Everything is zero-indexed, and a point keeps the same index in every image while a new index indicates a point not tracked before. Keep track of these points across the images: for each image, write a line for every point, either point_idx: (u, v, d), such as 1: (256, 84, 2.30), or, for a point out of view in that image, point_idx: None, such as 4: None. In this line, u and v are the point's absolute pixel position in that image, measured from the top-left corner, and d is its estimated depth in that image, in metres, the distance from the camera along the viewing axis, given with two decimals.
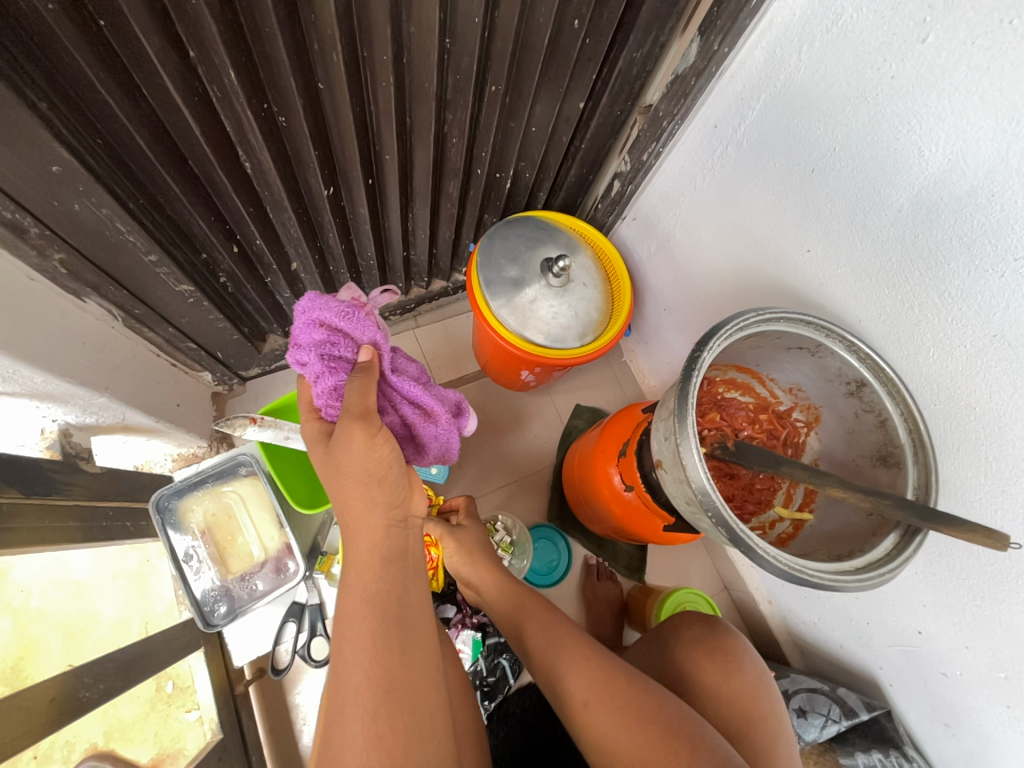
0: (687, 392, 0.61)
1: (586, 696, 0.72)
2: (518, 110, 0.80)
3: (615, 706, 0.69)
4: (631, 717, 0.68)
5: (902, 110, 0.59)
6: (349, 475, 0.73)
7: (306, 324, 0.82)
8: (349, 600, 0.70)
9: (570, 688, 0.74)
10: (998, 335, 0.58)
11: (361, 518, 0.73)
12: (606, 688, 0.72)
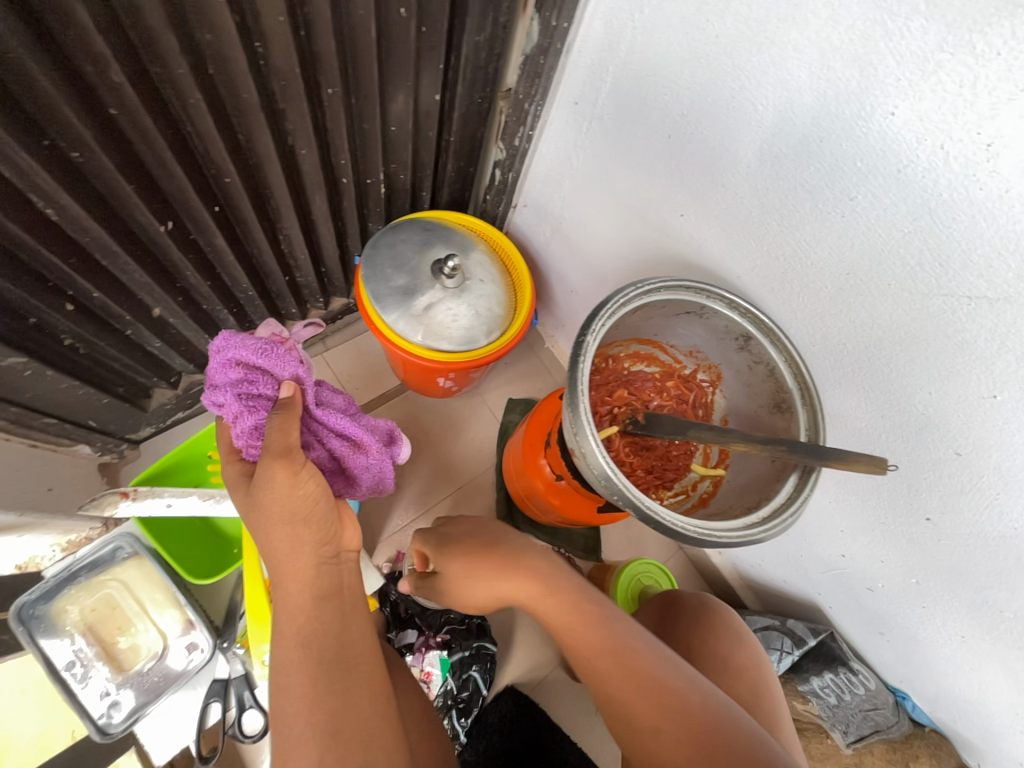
0: (578, 379, 0.60)
1: (621, 691, 0.61)
2: (369, 112, 0.76)
3: (655, 701, 0.59)
4: (672, 718, 0.58)
5: (733, 69, 0.60)
6: (272, 518, 0.67)
7: (222, 364, 0.76)
8: (282, 646, 0.66)
9: (608, 680, 0.62)
10: (850, 272, 0.61)
11: (289, 561, 0.68)
12: (647, 680, 0.61)
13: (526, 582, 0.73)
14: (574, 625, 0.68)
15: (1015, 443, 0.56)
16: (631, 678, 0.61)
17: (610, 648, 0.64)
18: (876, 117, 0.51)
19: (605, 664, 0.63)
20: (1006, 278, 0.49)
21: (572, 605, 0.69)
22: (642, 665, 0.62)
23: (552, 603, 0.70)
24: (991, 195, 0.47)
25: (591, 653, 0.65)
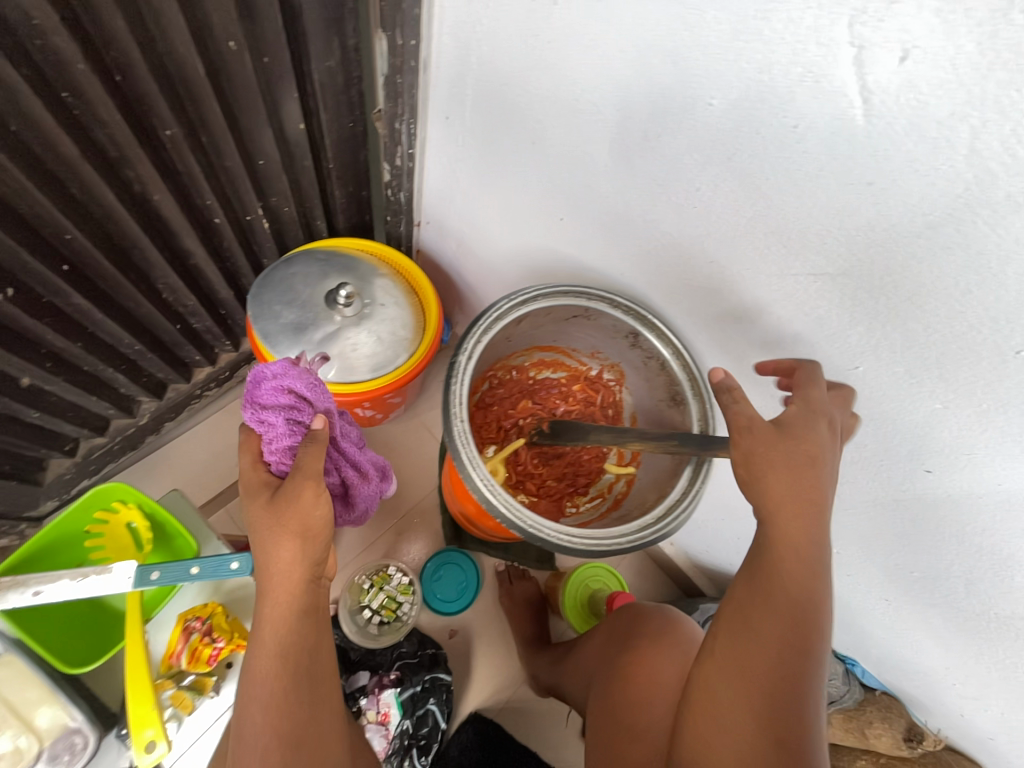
0: (451, 402, 0.59)
1: (772, 641, 0.53)
2: (226, 149, 0.73)
3: (783, 663, 0.52)
4: (773, 698, 0.52)
5: (571, 72, 0.60)
6: (280, 533, 0.62)
7: (274, 385, 0.69)
8: (257, 654, 0.62)
9: (772, 611, 0.53)
10: (714, 260, 0.61)
11: (282, 578, 0.62)
12: (813, 620, 0.53)
13: (781, 470, 0.54)
14: (785, 546, 0.54)
15: (886, 408, 0.57)
16: (799, 613, 0.53)
17: (806, 575, 0.54)
18: (699, 109, 0.51)
19: (800, 591, 0.54)
20: (839, 253, 0.50)
21: (806, 463, 0.54)
22: (816, 596, 0.54)
23: (775, 492, 0.54)
24: (810, 175, 0.47)
25: (807, 590, 0.54)
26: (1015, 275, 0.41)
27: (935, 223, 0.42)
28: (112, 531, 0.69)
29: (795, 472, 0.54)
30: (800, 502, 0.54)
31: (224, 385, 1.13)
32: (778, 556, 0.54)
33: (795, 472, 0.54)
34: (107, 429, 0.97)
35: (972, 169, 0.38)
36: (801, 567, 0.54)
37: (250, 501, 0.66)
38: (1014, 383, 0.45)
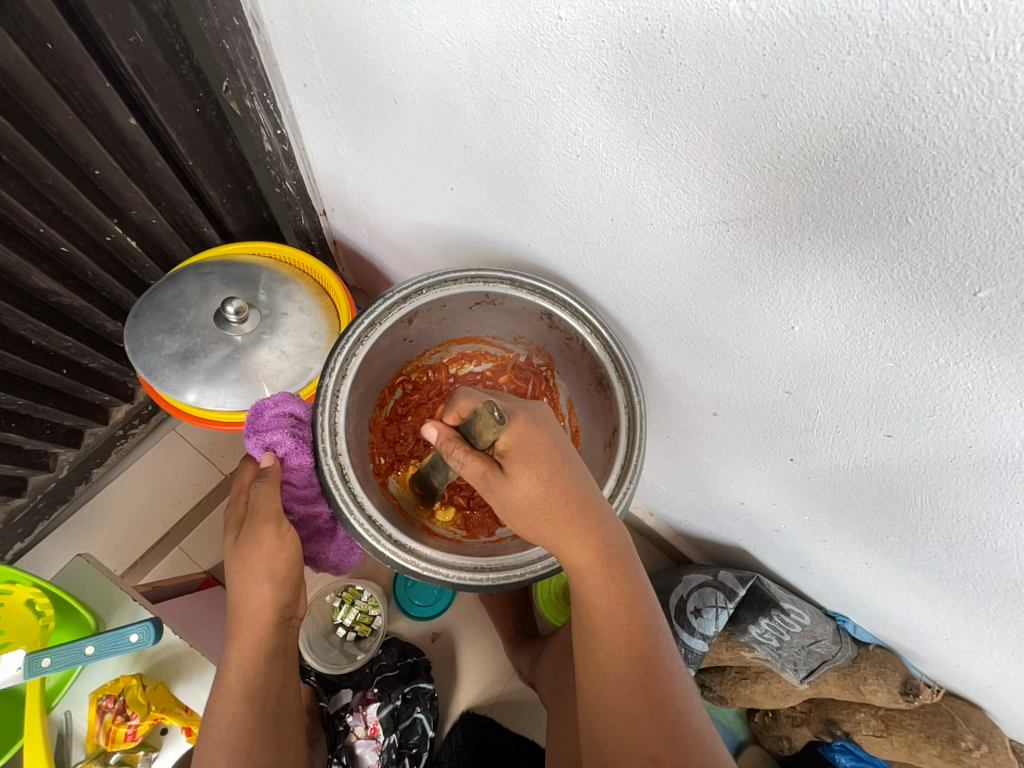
0: (320, 435, 0.56)
1: (611, 664, 0.48)
2: (40, 163, 0.62)
3: (632, 684, 0.47)
4: (644, 719, 0.46)
5: (402, 4, 0.46)
6: (254, 567, 0.55)
7: (276, 413, 0.63)
8: (222, 698, 0.55)
9: (600, 629, 0.49)
10: (614, 217, 0.50)
11: (250, 617, 0.56)
12: (642, 625, 0.49)
13: (540, 497, 0.48)
14: (579, 567, 0.49)
15: (831, 370, 0.47)
16: (626, 628, 0.48)
17: (611, 582, 0.49)
18: (548, 26, 0.39)
19: (615, 599, 0.49)
20: (746, 192, 0.39)
21: (563, 495, 0.49)
22: (634, 592, 0.49)
23: (541, 523, 0.49)
24: (690, 96, 0.36)
25: (619, 601, 0.49)
26: (959, 194, 0.30)
27: (851, 138, 0.32)
28: (10, 612, 0.63)
29: (555, 502, 0.49)
30: (571, 521, 0.49)
31: (151, 420, 1.04)
32: (580, 581, 0.50)
33: (554, 503, 0.49)
34: (25, 488, 0.91)
35: (887, 54, 0.28)
36: (603, 578, 0.49)
37: (227, 532, 0.58)
38: (973, 333, 0.36)
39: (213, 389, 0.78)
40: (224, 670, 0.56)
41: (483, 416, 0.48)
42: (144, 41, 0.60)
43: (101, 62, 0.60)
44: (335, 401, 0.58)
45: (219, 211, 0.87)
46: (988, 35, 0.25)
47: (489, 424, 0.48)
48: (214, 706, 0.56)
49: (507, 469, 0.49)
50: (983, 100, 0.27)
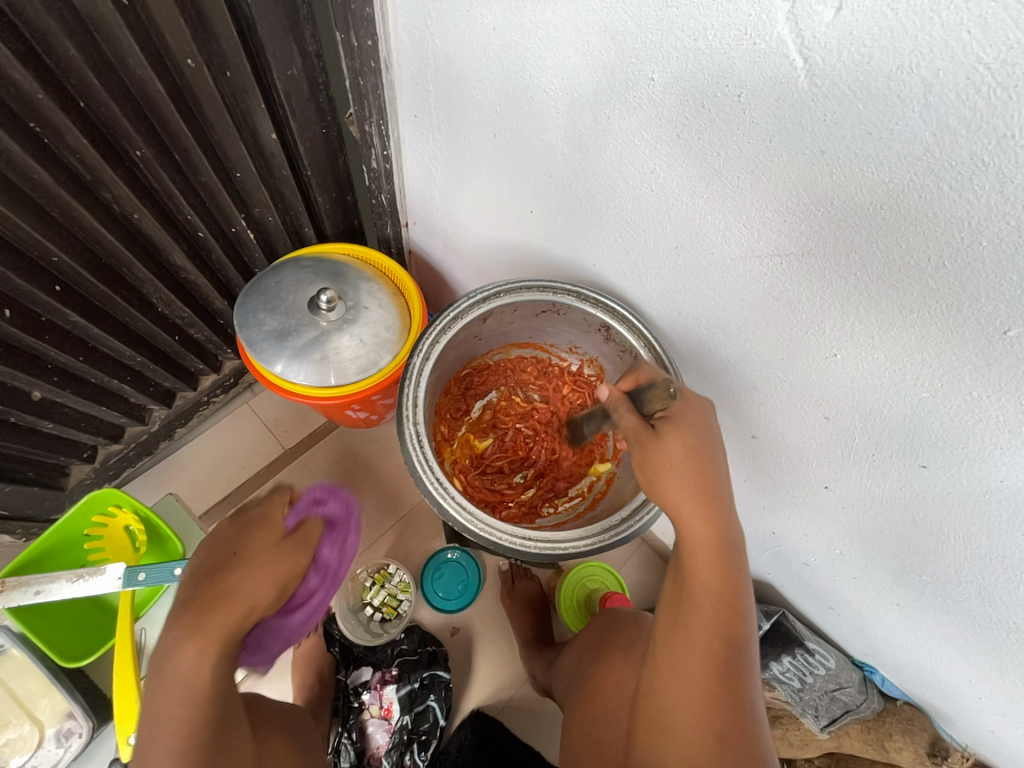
0: (404, 404, 0.66)
1: (701, 638, 0.52)
2: (200, 164, 0.75)
3: (716, 663, 0.51)
4: (717, 692, 0.50)
5: (518, 59, 0.56)
6: (271, 571, 0.59)
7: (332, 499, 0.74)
8: (169, 696, 0.49)
9: (699, 608, 0.52)
10: (679, 245, 0.57)
11: (226, 603, 0.53)
12: (737, 615, 0.52)
13: (684, 462, 0.53)
14: (697, 542, 0.53)
15: (869, 399, 0.51)
16: (725, 613, 0.52)
17: (721, 570, 0.52)
18: (642, 84, 0.47)
19: (715, 586, 0.53)
20: (801, 231, 0.45)
21: (705, 469, 0.53)
22: (733, 585, 0.53)
23: (678, 487, 0.53)
24: (759, 148, 0.43)
25: (725, 585, 0.52)
26: (991, 243, 0.36)
27: (896, 192, 0.38)
28: (112, 533, 0.74)
29: (694, 471, 0.53)
30: (705, 501, 0.53)
31: (230, 392, 1.17)
32: (691, 556, 0.53)
33: (698, 474, 0.53)
34: (122, 436, 1.03)
35: (930, 126, 0.34)
36: (713, 561, 0.53)
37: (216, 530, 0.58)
38: (1003, 368, 0.40)
39: (301, 366, 0.88)
40: (178, 650, 0.50)
41: (659, 388, 0.54)
42: (298, 73, 0.72)
43: (261, 87, 0.73)
44: (418, 378, 0.68)
45: (320, 215, 0.99)
46: (1013, 118, 0.31)
47: (660, 396, 0.54)
48: (153, 710, 0.49)
49: (660, 430, 0.54)
50: (1011, 167, 0.32)
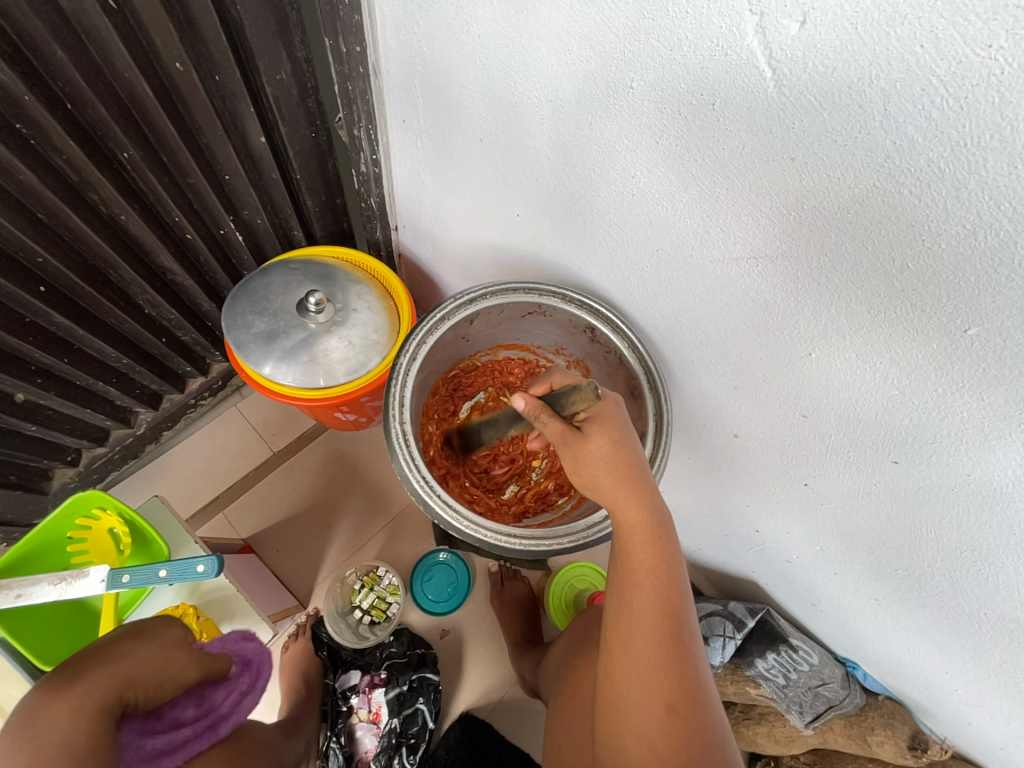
0: (391, 403, 0.67)
1: (645, 613, 0.52)
2: (189, 166, 0.75)
3: (661, 636, 0.52)
4: (665, 664, 0.51)
5: (503, 66, 0.58)
6: (163, 660, 0.60)
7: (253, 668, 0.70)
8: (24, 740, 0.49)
9: (640, 584, 0.53)
10: (660, 249, 0.58)
11: (105, 669, 0.55)
12: (675, 587, 0.53)
13: (606, 455, 0.56)
14: (631, 522, 0.55)
15: (843, 396, 0.53)
16: (663, 586, 0.53)
17: (656, 545, 0.54)
18: (621, 92, 0.49)
19: (653, 562, 0.54)
20: (775, 234, 0.47)
21: (626, 464, 0.56)
22: (671, 559, 0.54)
23: (606, 476, 0.56)
24: (733, 154, 0.45)
25: (661, 561, 0.54)
26: (949, 245, 0.37)
27: (861, 196, 0.40)
28: (96, 535, 0.73)
29: (619, 461, 0.56)
30: (632, 487, 0.55)
31: (218, 395, 1.17)
32: (628, 537, 0.55)
33: (620, 469, 0.56)
34: (107, 439, 1.02)
35: (889, 135, 0.36)
36: (650, 539, 0.54)
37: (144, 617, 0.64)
38: (966, 365, 0.42)
39: (290, 368, 0.89)
40: (44, 710, 0.51)
41: (584, 390, 0.59)
42: (286, 78, 0.73)
43: (249, 91, 0.74)
44: (405, 378, 0.68)
45: (310, 218, 0.99)
46: (965, 127, 0.33)
47: (586, 397, 0.58)
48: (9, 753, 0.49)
49: (586, 430, 0.57)
50: (965, 173, 0.34)
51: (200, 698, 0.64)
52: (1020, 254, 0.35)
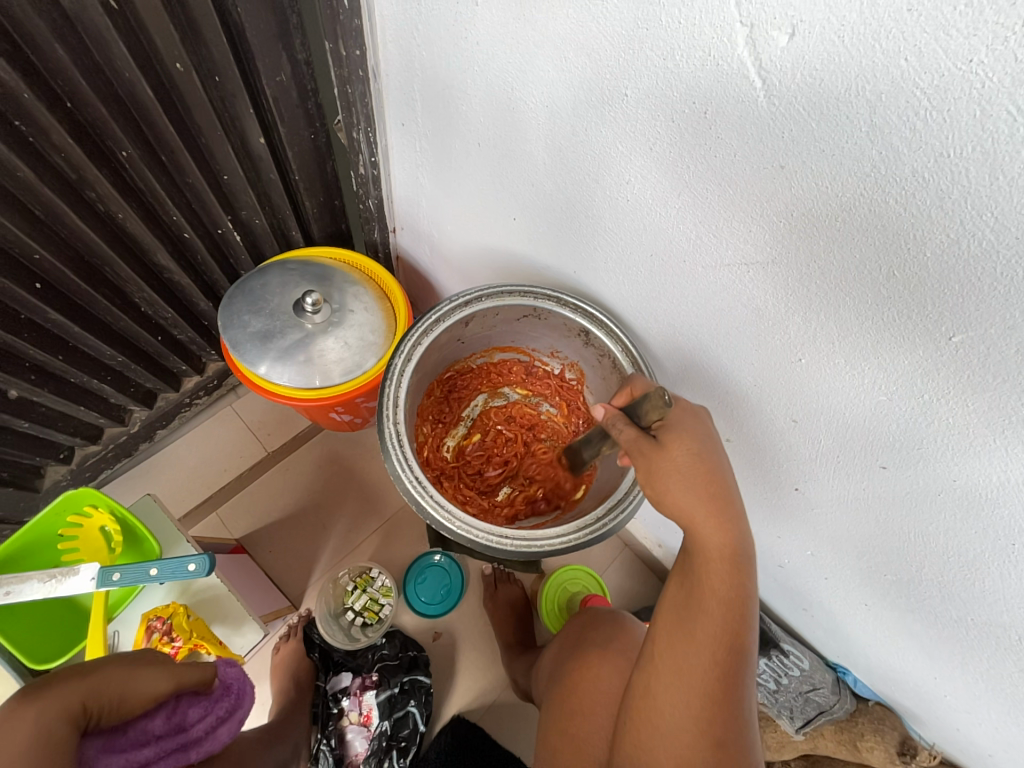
0: (385, 404, 0.67)
1: (707, 645, 0.51)
2: (187, 166, 0.76)
3: (720, 668, 0.51)
4: (715, 693, 0.51)
5: (501, 72, 0.59)
6: (132, 676, 0.54)
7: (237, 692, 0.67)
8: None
9: (708, 615, 0.52)
10: (653, 254, 0.59)
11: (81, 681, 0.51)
12: (744, 623, 0.52)
13: (693, 469, 0.54)
14: (711, 549, 0.53)
15: (832, 402, 0.53)
16: (733, 621, 0.52)
17: (734, 579, 0.52)
18: (616, 100, 0.50)
19: (725, 594, 0.52)
20: (766, 240, 0.47)
21: (711, 480, 0.54)
22: (745, 594, 0.52)
23: (694, 492, 0.53)
24: (725, 161, 0.46)
25: (735, 594, 0.52)
26: (933, 254, 0.38)
27: (849, 204, 0.40)
28: (86, 534, 0.73)
29: (704, 474, 0.54)
30: (723, 512, 0.53)
31: (213, 394, 1.17)
32: (704, 564, 0.53)
33: (704, 482, 0.54)
34: (100, 437, 1.02)
35: (876, 145, 0.36)
36: (728, 570, 0.52)
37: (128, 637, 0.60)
38: (952, 372, 0.43)
39: (285, 367, 0.89)
40: (13, 718, 0.46)
41: (654, 397, 0.56)
42: (286, 80, 0.74)
43: (249, 92, 0.74)
44: (400, 378, 0.69)
45: (308, 219, 1.00)
46: (948, 138, 0.33)
47: (656, 405, 0.56)
48: None
49: (661, 438, 0.56)
50: (948, 184, 0.35)
51: (172, 712, 0.59)
52: (1002, 264, 0.35)
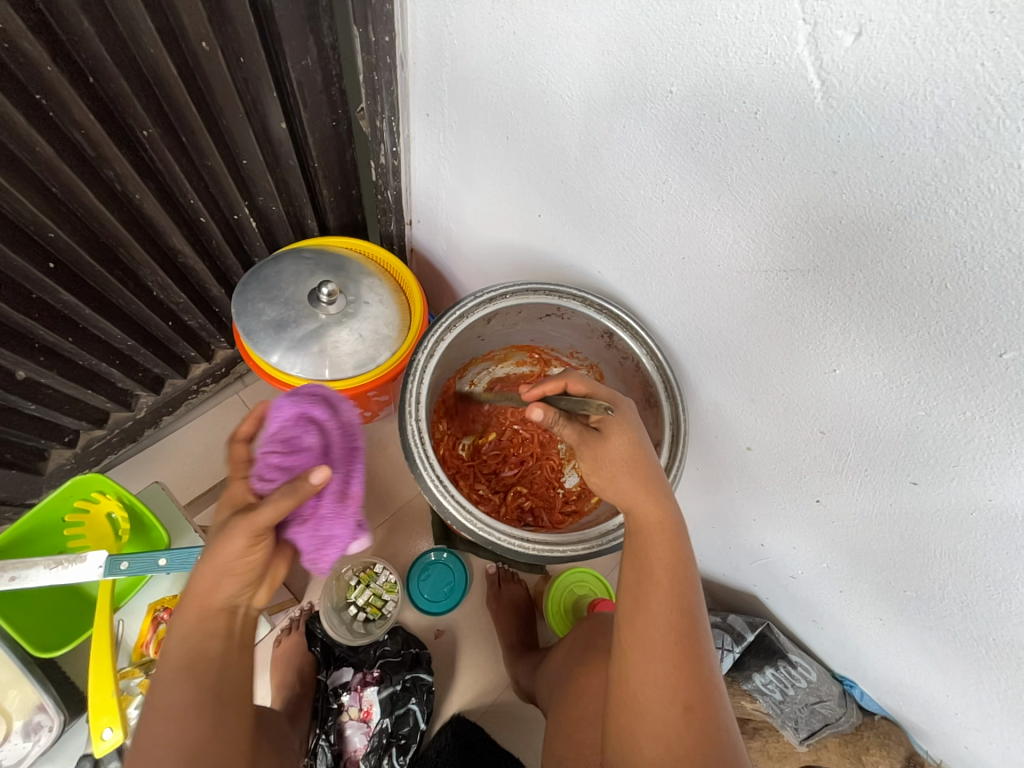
0: (406, 400, 0.66)
1: (661, 613, 0.53)
2: (207, 148, 0.74)
3: (676, 632, 0.52)
4: (681, 663, 0.51)
5: (536, 63, 0.57)
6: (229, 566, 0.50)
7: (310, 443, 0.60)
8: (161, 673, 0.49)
9: (656, 582, 0.54)
10: (684, 256, 0.58)
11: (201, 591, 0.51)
12: (689, 586, 0.54)
13: (627, 461, 0.57)
14: (644, 518, 0.57)
15: (865, 414, 0.52)
16: (678, 584, 0.54)
17: (671, 541, 0.56)
18: (659, 96, 0.48)
19: (666, 559, 0.55)
20: (809, 247, 0.46)
21: (636, 465, 0.57)
22: (685, 558, 0.56)
23: (627, 475, 0.57)
24: (772, 164, 0.44)
25: (677, 560, 0.55)
26: (991, 269, 0.37)
27: (904, 213, 0.39)
28: (93, 520, 0.72)
29: (635, 461, 0.57)
30: (654, 494, 0.57)
31: (220, 382, 1.15)
32: (642, 532, 0.57)
33: (640, 469, 0.57)
34: (105, 422, 1.00)
35: (940, 153, 0.35)
36: (665, 534, 0.56)
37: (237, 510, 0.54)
38: (999, 389, 0.42)
39: (301, 358, 0.88)
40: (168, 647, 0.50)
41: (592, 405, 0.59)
42: (312, 64, 0.72)
43: (274, 75, 0.72)
44: (422, 374, 0.67)
45: (324, 207, 0.98)
46: (1019, 149, 0.32)
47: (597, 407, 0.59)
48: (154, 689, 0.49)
49: (603, 430, 0.58)
50: (1015, 196, 0.34)
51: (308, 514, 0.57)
52: None
